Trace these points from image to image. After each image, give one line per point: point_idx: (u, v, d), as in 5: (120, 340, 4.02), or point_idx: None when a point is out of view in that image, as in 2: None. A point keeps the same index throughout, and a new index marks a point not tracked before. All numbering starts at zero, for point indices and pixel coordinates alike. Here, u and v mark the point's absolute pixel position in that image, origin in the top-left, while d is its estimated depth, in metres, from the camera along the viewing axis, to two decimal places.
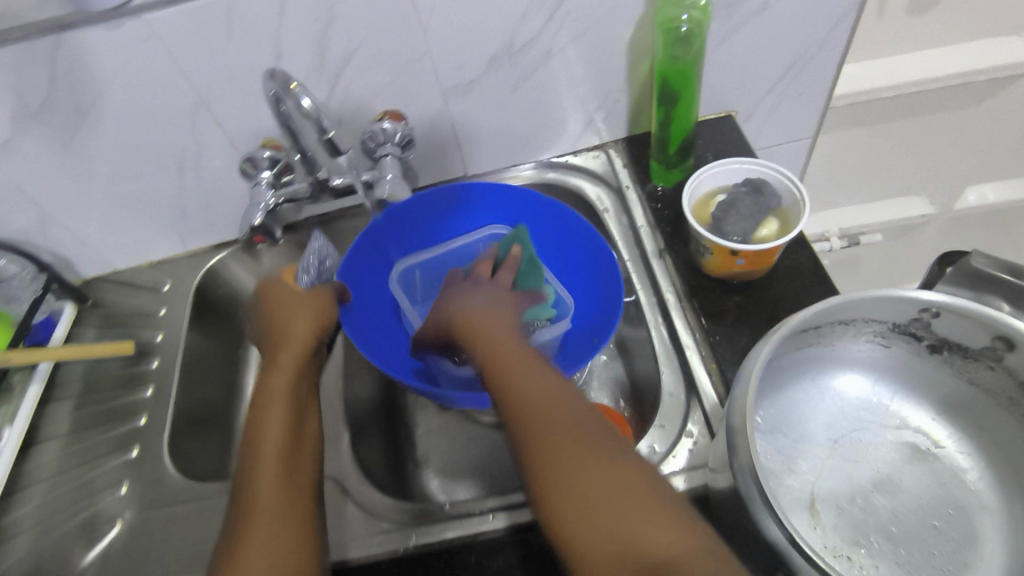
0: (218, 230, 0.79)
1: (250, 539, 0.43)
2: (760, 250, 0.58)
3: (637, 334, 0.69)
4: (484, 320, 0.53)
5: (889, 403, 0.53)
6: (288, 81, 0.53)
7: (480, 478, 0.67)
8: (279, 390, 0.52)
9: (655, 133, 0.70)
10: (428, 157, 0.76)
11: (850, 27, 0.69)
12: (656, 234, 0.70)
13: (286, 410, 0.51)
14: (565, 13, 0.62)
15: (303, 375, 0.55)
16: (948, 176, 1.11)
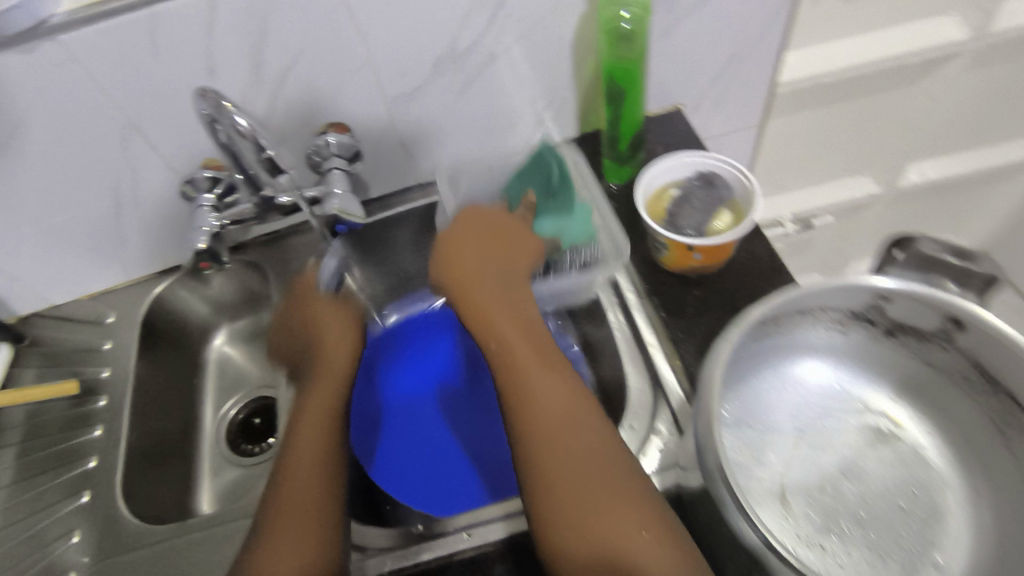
0: (162, 256, 0.75)
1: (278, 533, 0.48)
2: (714, 244, 0.58)
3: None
4: (497, 311, 0.53)
5: (851, 389, 0.54)
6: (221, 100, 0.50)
7: None
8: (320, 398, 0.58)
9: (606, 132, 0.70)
10: (378, 168, 0.74)
11: (787, 16, 0.70)
12: None
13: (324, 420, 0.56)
14: (506, 16, 0.61)
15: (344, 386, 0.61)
16: (889, 155, 1.14)
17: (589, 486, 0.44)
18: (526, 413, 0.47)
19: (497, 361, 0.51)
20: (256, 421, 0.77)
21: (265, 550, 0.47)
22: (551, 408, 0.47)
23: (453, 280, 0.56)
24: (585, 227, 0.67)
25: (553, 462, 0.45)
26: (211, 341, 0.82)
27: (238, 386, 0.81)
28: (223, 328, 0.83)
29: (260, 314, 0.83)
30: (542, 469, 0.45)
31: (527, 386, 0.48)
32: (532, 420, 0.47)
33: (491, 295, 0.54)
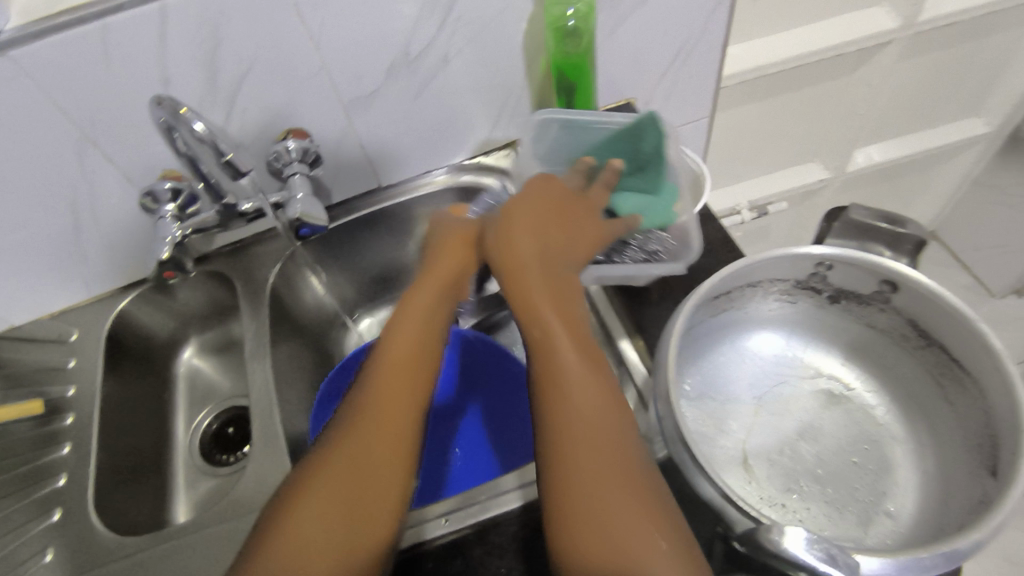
0: (125, 271, 0.75)
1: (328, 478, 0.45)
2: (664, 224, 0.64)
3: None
4: (547, 291, 0.51)
5: (804, 356, 0.57)
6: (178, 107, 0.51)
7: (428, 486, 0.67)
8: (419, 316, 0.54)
9: None
10: (340, 173, 0.75)
11: (727, 10, 0.73)
12: None
13: (414, 348, 0.52)
14: (456, 17, 0.63)
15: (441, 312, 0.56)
16: (836, 142, 1.19)
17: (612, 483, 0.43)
18: (559, 399, 0.46)
19: (541, 342, 0.49)
20: (229, 431, 0.78)
21: (293, 512, 0.44)
22: (587, 400, 0.46)
23: (508, 247, 0.54)
24: (667, 212, 0.64)
25: (579, 455, 0.44)
26: (180, 355, 0.82)
27: (210, 397, 0.81)
28: (191, 342, 0.82)
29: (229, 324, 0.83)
30: (572, 455, 0.44)
31: (565, 370, 0.47)
32: (564, 409, 0.45)
33: (543, 271, 0.52)
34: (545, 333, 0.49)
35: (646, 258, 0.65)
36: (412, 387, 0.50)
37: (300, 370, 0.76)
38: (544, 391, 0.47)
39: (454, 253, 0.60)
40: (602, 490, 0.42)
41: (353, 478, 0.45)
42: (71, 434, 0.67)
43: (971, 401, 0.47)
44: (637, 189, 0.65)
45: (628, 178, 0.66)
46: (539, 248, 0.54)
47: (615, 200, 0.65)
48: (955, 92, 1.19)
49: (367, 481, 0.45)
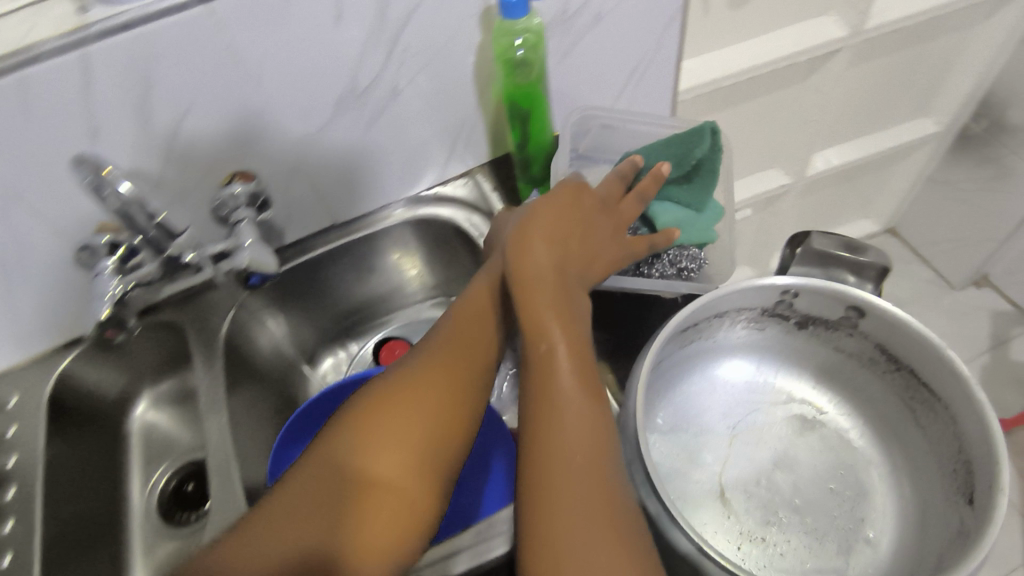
0: (66, 327, 0.70)
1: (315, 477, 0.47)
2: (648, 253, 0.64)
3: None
4: (554, 311, 0.48)
5: (775, 382, 0.55)
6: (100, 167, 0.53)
7: None
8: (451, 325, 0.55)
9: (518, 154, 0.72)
10: (291, 213, 0.72)
11: (679, 29, 0.73)
12: None
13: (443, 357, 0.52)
14: (403, 50, 0.61)
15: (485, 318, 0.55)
16: (794, 148, 1.20)
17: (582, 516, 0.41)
18: (551, 417, 0.45)
19: (542, 362, 0.47)
20: (189, 489, 0.74)
21: (278, 511, 0.46)
22: (577, 426, 0.45)
23: (524, 258, 0.51)
24: (707, 230, 0.61)
25: (557, 480, 0.43)
26: (133, 411, 0.78)
27: (167, 454, 0.77)
28: (145, 395, 0.78)
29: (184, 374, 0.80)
30: (550, 479, 0.43)
31: (560, 392, 0.46)
32: (556, 427, 0.45)
33: (554, 290, 0.49)
34: (547, 354, 0.47)
35: (676, 274, 0.63)
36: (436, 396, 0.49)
37: (261, 420, 0.72)
38: (541, 412, 0.46)
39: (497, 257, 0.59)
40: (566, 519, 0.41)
41: (345, 484, 0.46)
42: (12, 509, 0.63)
43: (942, 425, 0.47)
44: (682, 199, 0.62)
45: (672, 186, 0.62)
46: (555, 263, 0.51)
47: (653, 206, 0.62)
48: (905, 94, 1.21)
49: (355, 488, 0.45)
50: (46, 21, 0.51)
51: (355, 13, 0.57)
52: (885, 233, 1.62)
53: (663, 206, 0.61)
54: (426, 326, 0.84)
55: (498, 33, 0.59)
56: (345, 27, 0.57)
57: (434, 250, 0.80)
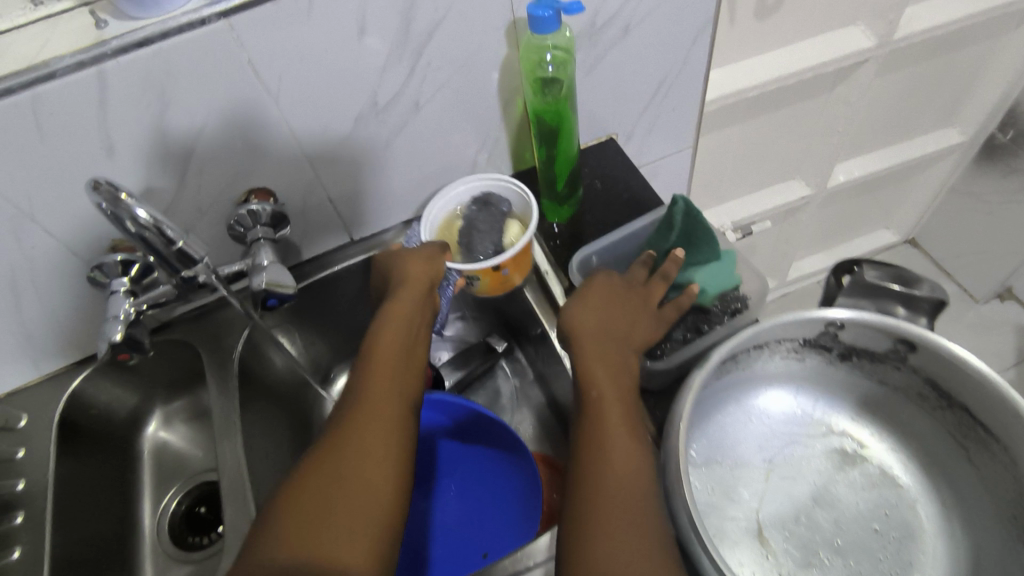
0: (77, 347, 0.69)
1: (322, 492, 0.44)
2: (515, 254, 0.62)
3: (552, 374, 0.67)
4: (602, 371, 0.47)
5: (813, 413, 0.53)
6: (117, 194, 0.46)
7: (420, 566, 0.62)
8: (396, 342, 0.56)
9: (541, 175, 0.69)
10: (307, 231, 0.70)
11: (707, 42, 0.71)
12: (561, 273, 0.68)
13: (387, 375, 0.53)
14: (426, 64, 0.59)
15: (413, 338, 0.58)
16: (817, 159, 1.18)
17: (637, 542, 0.39)
18: (604, 445, 0.44)
19: (596, 409, 0.46)
20: (202, 510, 0.72)
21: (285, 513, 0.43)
22: (625, 455, 0.43)
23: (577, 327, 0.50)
24: (729, 275, 0.55)
25: (612, 516, 0.40)
26: (144, 429, 0.76)
27: (179, 474, 0.75)
28: (156, 413, 0.77)
29: (197, 391, 0.78)
30: (595, 506, 0.41)
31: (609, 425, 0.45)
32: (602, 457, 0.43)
33: (598, 360, 0.48)
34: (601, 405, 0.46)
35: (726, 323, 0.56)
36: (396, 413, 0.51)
37: (276, 442, 0.70)
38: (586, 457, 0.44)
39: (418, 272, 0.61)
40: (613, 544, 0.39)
41: (330, 518, 0.43)
42: (21, 536, 0.61)
43: (1000, 465, 0.45)
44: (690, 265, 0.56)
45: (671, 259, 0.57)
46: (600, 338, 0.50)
47: (694, 276, 0.55)
48: (929, 106, 1.19)
49: (340, 527, 0.42)
50: (61, 36, 0.49)
51: (378, 27, 0.55)
52: (905, 244, 1.59)
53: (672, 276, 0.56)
54: (443, 344, 0.81)
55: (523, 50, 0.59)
56: (367, 41, 0.55)
57: None
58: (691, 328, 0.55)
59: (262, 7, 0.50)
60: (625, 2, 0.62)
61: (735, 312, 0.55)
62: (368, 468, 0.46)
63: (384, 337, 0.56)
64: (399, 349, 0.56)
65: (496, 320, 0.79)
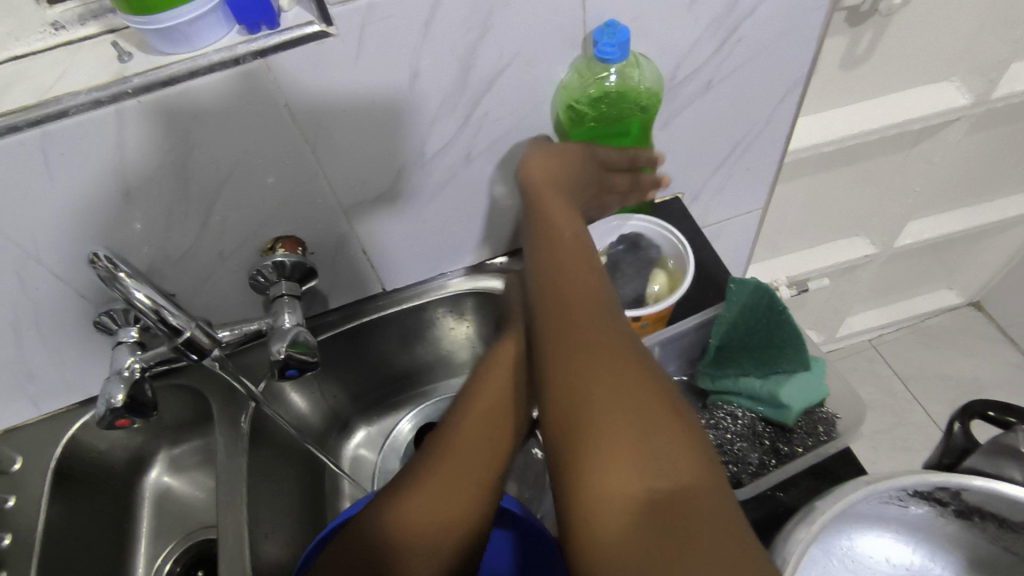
0: (80, 386, 0.64)
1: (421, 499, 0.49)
2: (661, 309, 0.52)
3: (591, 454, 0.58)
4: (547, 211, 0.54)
5: (924, 568, 0.45)
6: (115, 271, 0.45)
7: None
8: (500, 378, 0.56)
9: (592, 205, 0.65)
10: (337, 280, 0.64)
11: (795, 102, 0.64)
12: None
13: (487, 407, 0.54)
14: (482, 115, 0.53)
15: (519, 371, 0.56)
16: (887, 216, 1.07)
17: (626, 451, 0.37)
18: (579, 370, 0.41)
19: (553, 307, 0.46)
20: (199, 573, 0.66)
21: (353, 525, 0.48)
22: (617, 375, 0.40)
23: (541, 180, 0.55)
24: (818, 390, 0.47)
25: (602, 434, 0.38)
26: (146, 473, 0.71)
27: (179, 526, 0.69)
28: (161, 455, 0.71)
29: (206, 435, 0.72)
30: (583, 440, 0.38)
31: (582, 342, 0.42)
32: (586, 384, 0.40)
33: (549, 207, 0.55)
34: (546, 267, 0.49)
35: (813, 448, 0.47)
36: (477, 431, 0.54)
37: (286, 510, 0.64)
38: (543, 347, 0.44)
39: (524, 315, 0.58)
40: (603, 441, 0.38)
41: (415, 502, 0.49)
42: None
43: None
44: (768, 378, 0.48)
45: (747, 364, 0.49)
46: (551, 170, 0.55)
47: (777, 390, 0.47)
48: (1017, 168, 1.08)
49: (434, 505, 0.49)
50: (79, 68, 0.44)
51: (432, 73, 0.48)
52: (969, 306, 1.46)
53: (746, 381, 0.49)
54: None
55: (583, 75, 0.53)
56: (420, 86, 0.49)
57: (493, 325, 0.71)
58: (768, 449, 0.47)
59: (306, 46, 0.43)
60: (711, 55, 0.55)
61: (822, 439, 0.47)
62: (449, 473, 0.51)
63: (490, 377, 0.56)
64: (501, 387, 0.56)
65: None
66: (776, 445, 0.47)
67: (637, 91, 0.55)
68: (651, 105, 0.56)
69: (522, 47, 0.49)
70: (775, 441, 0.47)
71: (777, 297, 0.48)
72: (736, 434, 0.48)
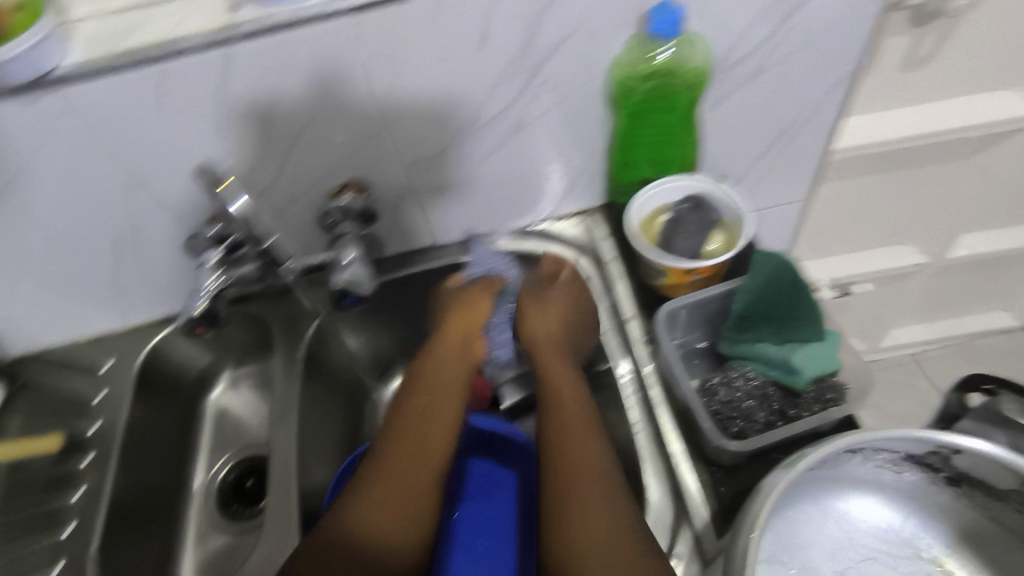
0: (163, 304, 0.72)
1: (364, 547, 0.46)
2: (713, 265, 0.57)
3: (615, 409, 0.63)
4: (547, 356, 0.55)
5: (913, 536, 0.48)
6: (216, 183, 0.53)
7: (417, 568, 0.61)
8: (442, 404, 0.53)
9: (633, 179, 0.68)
10: (394, 228, 0.70)
11: (844, 94, 0.66)
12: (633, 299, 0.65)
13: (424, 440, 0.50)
14: (540, 83, 0.57)
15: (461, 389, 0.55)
16: (937, 224, 1.06)
17: None
18: (573, 518, 0.44)
19: (555, 455, 0.48)
20: (247, 484, 0.74)
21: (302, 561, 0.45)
22: (599, 531, 0.43)
23: (537, 330, 0.57)
24: (831, 358, 0.51)
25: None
26: (209, 392, 0.78)
27: (234, 441, 0.77)
28: (223, 377, 0.79)
29: (264, 364, 0.79)
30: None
31: (577, 487, 0.45)
32: (573, 548, 0.43)
33: (546, 348, 0.56)
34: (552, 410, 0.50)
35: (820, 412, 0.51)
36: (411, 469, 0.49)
37: (330, 432, 0.71)
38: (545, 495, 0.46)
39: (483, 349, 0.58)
40: None
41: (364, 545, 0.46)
42: (87, 476, 0.65)
43: None
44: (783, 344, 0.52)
45: (766, 330, 0.53)
46: (541, 318, 0.58)
47: (790, 355, 0.51)
48: None
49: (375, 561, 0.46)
50: (195, 15, 0.51)
51: (497, 42, 0.53)
52: None
53: (763, 344, 0.53)
54: None
55: (637, 48, 0.56)
56: (486, 53, 0.54)
57: None
58: (776, 412, 0.51)
59: (389, 7, 0.49)
60: (762, 41, 0.58)
61: (828, 406, 0.50)
62: (386, 524, 0.47)
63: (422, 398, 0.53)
64: (441, 399, 0.53)
65: None
66: (783, 406, 0.51)
67: (684, 71, 0.59)
68: (699, 83, 0.60)
69: (583, 22, 0.53)
70: (782, 403, 0.52)
71: (798, 275, 0.51)
72: (746, 393, 0.52)
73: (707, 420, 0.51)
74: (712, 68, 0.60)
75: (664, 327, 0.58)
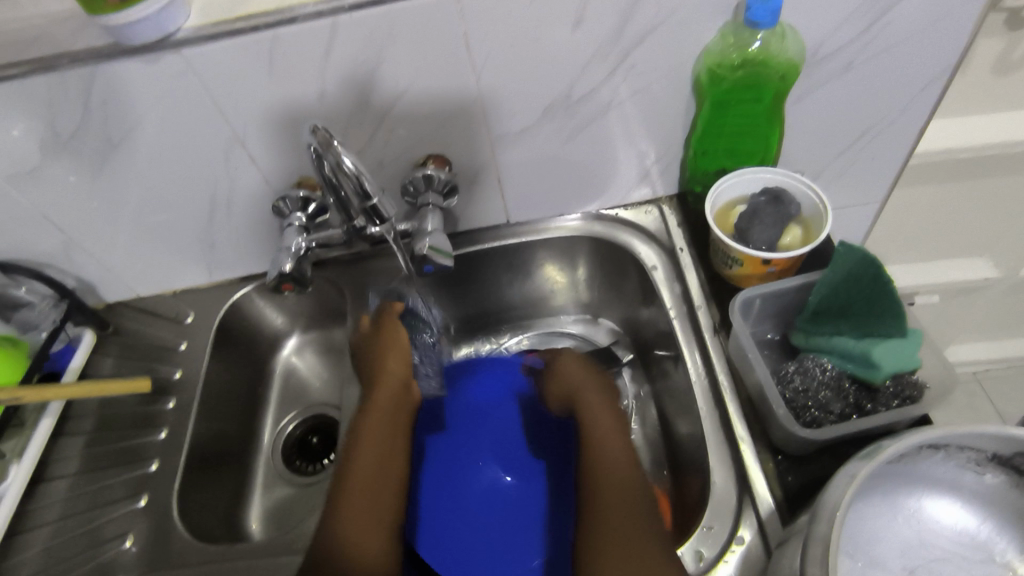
0: (246, 263, 0.75)
1: (346, 532, 0.52)
2: (790, 257, 0.57)
3: (675, 396, 0.63)
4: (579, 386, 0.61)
5: (991, 540, 0.46)
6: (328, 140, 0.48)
7: (446, 500, 0.68)
8: (382, 419, 0.60)
9: (711, 169, 0.68)
10: (470, 203, 0.71)
11: (938, 93, 0.64)
12: (703, 287, 0.65)
13: (377, 445, 0.58)
14: (629, 67, 0.58)
15: (397, 411, 0.61)
16: (1020, 242, 1.01)
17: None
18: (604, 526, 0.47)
19: (596, 478, 0.51)
20: (312, 441, 0.77)
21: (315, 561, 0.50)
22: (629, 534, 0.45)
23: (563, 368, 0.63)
24: (913, 357, 0.50)
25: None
26: (279, 351, 0.82)
27: (299, 401, 0.80)
28: (293, 338, 0.82)
29: (331, 328, 0.82)
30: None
31: (611, 497, 0.49)
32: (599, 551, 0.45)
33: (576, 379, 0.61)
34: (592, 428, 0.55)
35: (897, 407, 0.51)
36: (378, 471, 0.57)
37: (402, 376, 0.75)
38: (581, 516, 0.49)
39: (393, 370, 0.62)
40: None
41: (343, 528, 0.52)
42: (169, 419, 0.69)
43: None
44: (861, 340, 0.52)
45: (845, 325, 0.53)
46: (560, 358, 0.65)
47: (870, 350, 0.51)
48: None
49: (355, 550, 0.50)
50: None
51: (593, 22, 0.54)
52: None
53: (841, 338, 0.53)
54: (567, 343, 0.81)
55: (731, 36, 0.56)
56: (580, 33, 0.55)
57: (598, 270, 0.77)
58: (851, 404, 0.51)
59: None
60: (858, 35, 0.57)
61: (906, 402, 0.50)
62: (359, 520, 0.53)
63: (369, 422, 0.59)
64: (387, 417, 0.60)
65: (625, 332, 0.78)
66: (858, 399, 0.52)
67: (774, 62, 0.58)
68: (790, 75, 0.59)
69: (678, 8, 0.53)
70: (857, 398, 0.52)
71: (882, 270, 0.50)
72: (823, 383, 0.52)
73: (782, 407, 0.51)
74: (804, 60, 0.59)
75: (739, 315, 0.58)
